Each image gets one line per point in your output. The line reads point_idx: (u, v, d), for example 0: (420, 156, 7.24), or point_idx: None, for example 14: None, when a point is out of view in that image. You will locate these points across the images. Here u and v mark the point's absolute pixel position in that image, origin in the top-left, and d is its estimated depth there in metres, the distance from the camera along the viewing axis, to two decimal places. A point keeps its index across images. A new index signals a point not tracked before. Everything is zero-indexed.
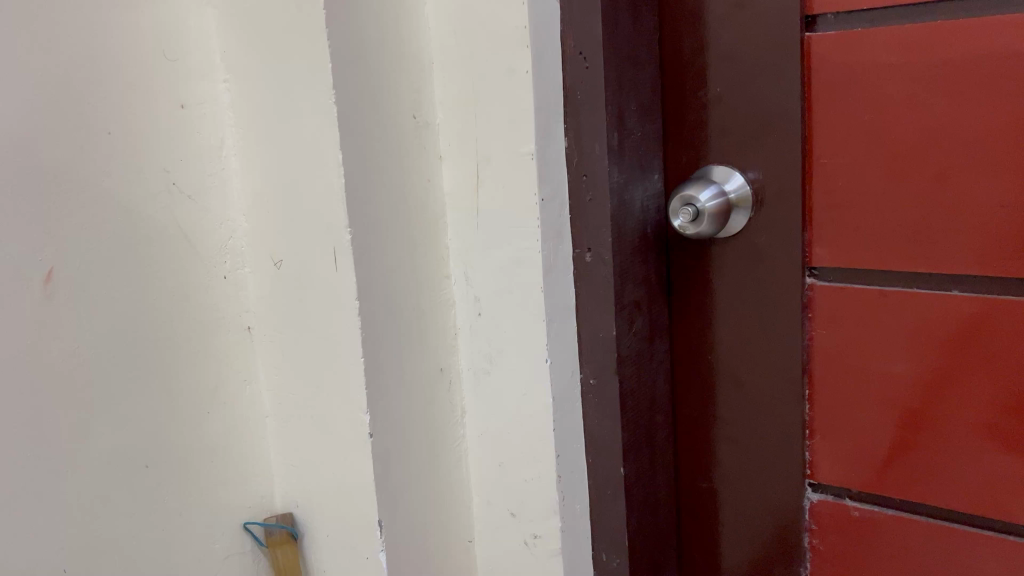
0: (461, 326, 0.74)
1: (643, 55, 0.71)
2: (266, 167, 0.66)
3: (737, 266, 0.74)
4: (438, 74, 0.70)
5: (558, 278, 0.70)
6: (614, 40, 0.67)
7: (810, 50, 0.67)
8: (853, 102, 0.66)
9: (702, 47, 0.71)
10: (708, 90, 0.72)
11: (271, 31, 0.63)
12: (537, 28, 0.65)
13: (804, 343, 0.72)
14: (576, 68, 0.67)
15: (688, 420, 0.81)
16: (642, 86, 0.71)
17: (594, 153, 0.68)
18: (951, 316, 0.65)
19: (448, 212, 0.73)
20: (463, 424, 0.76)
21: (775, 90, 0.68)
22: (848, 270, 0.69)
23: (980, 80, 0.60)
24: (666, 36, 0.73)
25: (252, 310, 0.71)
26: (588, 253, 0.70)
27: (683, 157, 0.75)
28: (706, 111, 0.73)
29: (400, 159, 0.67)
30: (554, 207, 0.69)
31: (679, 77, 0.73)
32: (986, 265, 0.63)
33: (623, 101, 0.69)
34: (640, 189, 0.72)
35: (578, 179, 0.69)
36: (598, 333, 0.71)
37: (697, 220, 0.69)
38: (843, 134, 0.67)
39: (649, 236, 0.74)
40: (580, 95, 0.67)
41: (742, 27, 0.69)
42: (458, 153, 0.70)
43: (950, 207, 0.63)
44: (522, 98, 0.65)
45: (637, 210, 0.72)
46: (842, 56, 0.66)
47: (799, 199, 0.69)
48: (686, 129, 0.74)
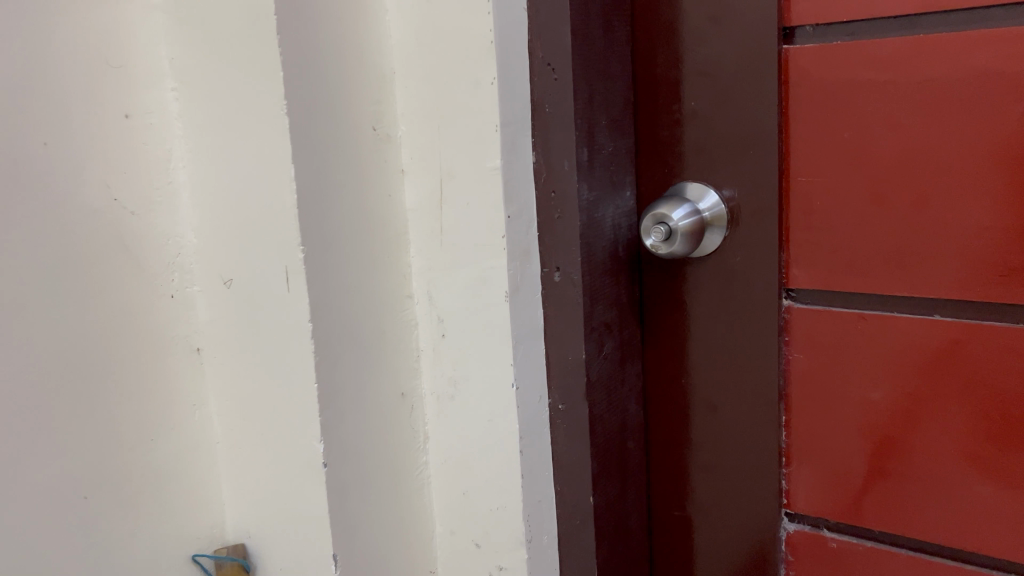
0: (425, 350, 0.71)
1: (615, 66, 0.68)
2: (217, 180, 0.63)
3: (713, 287, 0.71)
4: (399, 84, 0.66)
5: (525, 298, 0.67)
6: (584, 51, 0.64)
7: (788, 63, 0.64)
8: (831, 118, 0.63)
9: (677, 59, 0.69)
10: (683, 105, 0.69)
11: (223, 39, 0.59)
12: (504, 38, 0.62)
13: (781, 368, 0.69)
14: (545, 79, 0.64)
15: (661, 445, 0.78)
16: (614, 101, 0.68)
17: (564, 170, 0.65)
18: (932, 343, 0.62)
19: (410, 228, 0.69)
20: (425, 451, 0.73)
21: (750, 105, 0.66)
22: (826, 293, 0.67)
23: (961, 97, 0.57)
24: (639, 48, 0.70)
25: (202, 331, 0.67)
26: (557, 273, 0.67)
27: (657, 173, 0.72)
28: (680, 126, 0.70)
29: (358, 172, 0.63)
30: (523, 224, 0.66)
31: (653, 91, 0.70)
32: (970, 288, 0.60)
33: (594, 115, 0.66)
34: (611, 206, 0.69)
35: (546, 196, 0.66)
36: (566, 356, 0.69)
37: (670, 239, 0.66)
38: (822, 151, 0.64)
39: (621, 256, 0.71)
40: (549, 108, 0.65)
41: (718, 39, 0.66)
42: (420, 166, 0.67)
43: (932, 230, 0.61)
44: (489, 111, 0.62)
45: (609, 229, 0.69)
46: (821, 69, 0.63)
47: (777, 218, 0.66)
48: (659, 146, 0.71)
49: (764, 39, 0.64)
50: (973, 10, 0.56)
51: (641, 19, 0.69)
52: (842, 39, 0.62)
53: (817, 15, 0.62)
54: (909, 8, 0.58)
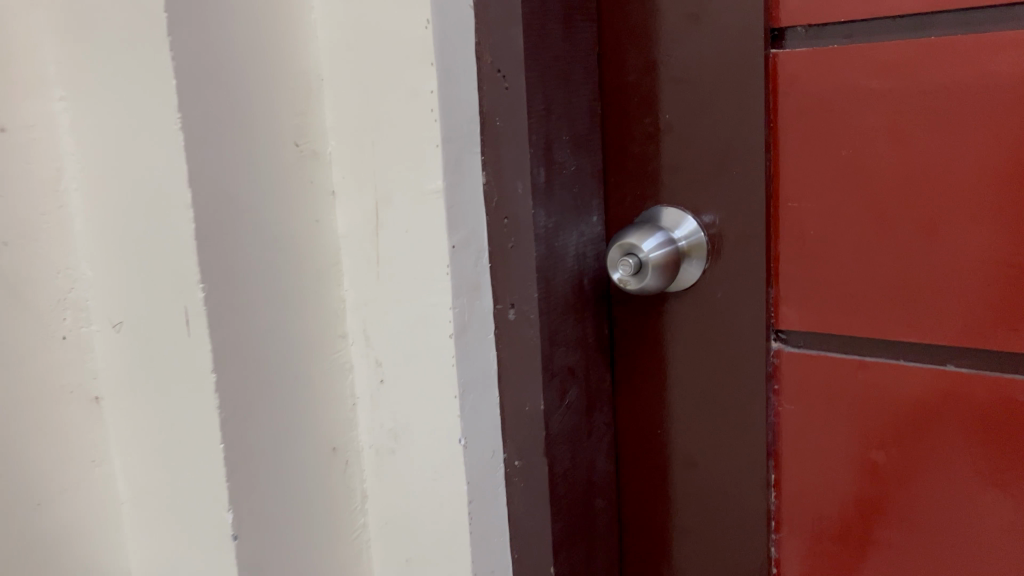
0: (361, 397, 0.62)
1: (579, 74, 0.59)
2: (112, 205, 0.54)
3: (693, 327, 0.62)
4: (329, 93, 0.57)
5: (474, 340, 0.58)
6: (541, 56, 0.55)
7: (777, 71, 0.55)
8: (826, 134, 0.54)
9: (650, 66, 0.60)
10: (656, 118, 0.60)
11: (112, 40, 0.51)
12: (445, 40, 0.53)
13: (770, 422, 0.60)
14: (496, 88, 0.56)
15: (635, 503, 0.69)
16: (577, 113, 0.59)
17: (517, 193, 0.56)
18: (946, 398, 0.53)
19: (343, 259, 0.60)
20: (363, 511, 0.64)
21: (733, 118, 0.57)
22: (821, 335, 0.58)
23: (979, 111, 0.49)
24: (607, 53, 0.61)
25: (101, 376, 0.59)
26: (511, 310, 0.59)
27: (628, 196, 0.63)
28: (654, 143, 0.61)
29: (275, 196, 0.55)
30: (472, 255, 0.57)
31: (623, 102, 0.62)
32: (988, 335, 0.51)
33: (553, 129, 0.57)
34: (574, 233, 0.60)
35: (498, 223, 0.58)
36: (523, 407, 0.60)
37: (640, 273, 0.57)
38: (816, 172, 0.55)
39: (587, 290, 0.62)
40: (500, 122, 0.56)
41: (696, 42, 0.57)
42: (353, 188, 0.58)
43: (943, 266, 0.52)
44: (428, 125, 0.54)
45: (572, 260, 0.60)
46: (815, 78, 0.54)
47: (765, 248, 0.58)
48: (630, 165, 0.62)
49: (749, 42, 0.55)
50: (995, 8, 0.48)
51: (609, 19, 0.61)
52: (840, 42, 0.53)
53: (811, 13, 0.53)
54: (919, 6, 0.50)
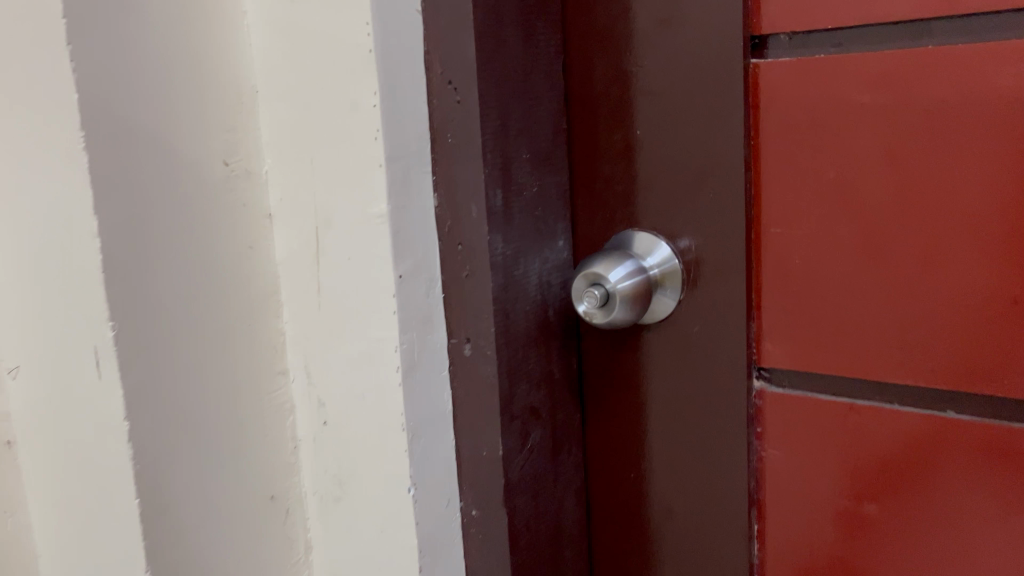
0: (304, 439, 0.56)
1: (541, 85, 0.54)
2: (18, 231, 0.49)
3: (668, 363, 0.56)
4: (264, 107, 0.52)
5: (426, 379, 0.52)
6: (497, 66, 0.50)
7: (758, 84, 0.50)
8: (812, 154, 0.49)
9: (620, 77, 0.54)
10: (627, 134, 0.55)
11: (13, 49, 0.45)
12: (388, 48, 0.48)
13: (752, 468, 0.55)
14: (447, 102, 0.50)
15: (607, 551, 0.63)
16: (539, 129, 0.54)
17: (472, 217, 0.51)
18: (947, 448, 0.48)
19: (282, 288, 0.54)
20: (307, 563, 0.58)
21: (709, 136, 0.51)
22: (808, 375, 0.52)
23: (980, 132, 0.44)
24: (573, 62, 0.56)
25: (15, 417, 0.54)
26: (467, 345, 0.53)
27: (597, 219, 0.57)
28: (625, 161, 0.56)
29: (200, 222, 0.49)
30: (422, 285, 0.52)
31: (590, 116, 0.56)
32: (991, 380, 0.46)
33: (511, 146, 0.52)
34: (537, 260, 0.55)
35: (452, 250, 0.52)
36: (480, 452, 0.54)
37: (607, 305, 0.52)
38: (801, 196, 0.50)
39: (552, 322, 0.57)
40: (452, 138, 0.50)
41: (669, 51, 0.52)
42: (291, 211, 0.53)
43: (942, 302, 0.46)
44: (370, 142, 0.48)
45: (535, 290, 0.55)
46: (799, 92, 0.49)
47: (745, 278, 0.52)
48: (599, 185, 0.57)
49: (726, 51, 0.50)
50: (1001, 14, 0.42)
51: (575, 26, 0.55)
52: (827, 51, 0.48)
53: (795, 20, 0.48)
54: (915, 12, 0.44)
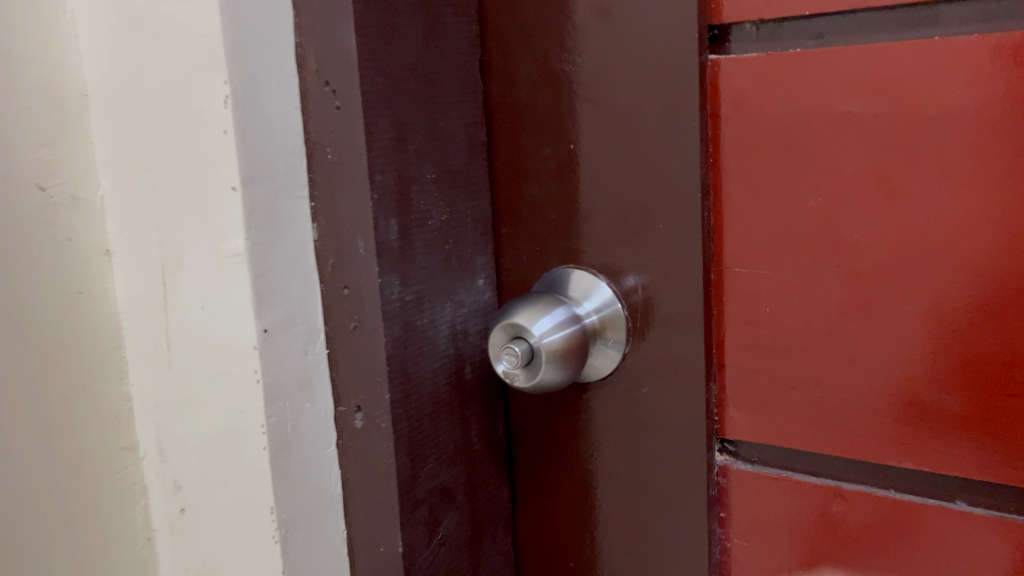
0: (159, 530, 0.46)
1: (450, 89, 0.44)
2: None
3: (612, 432, 0.46)
4: (98, 116, 0.42)
5: (305, 460, 0.42)
6: (389, 64, 0.39)
7: (717, 88, 0.40)
8: (786, 178, 0.39)
9: (547, 77, 0.44)
10: (557, 148, 0.44)
11: None
12: (243, 40, 0.37)
13: (715, 561, 0.45)
14: (324, 109, 0.40)
15: None
16: (448, 143, 0.43)
17: (359, 253, 0.40)
18: (956, 550, 0.38)
19: (127, 342, 0.44)
20: None
21: (656, 152, 0.41)
22: (782, 449, 0.42)
23: (1000, 149, 0.34)
24: (491, 59, 0.45)
25: None
26: (358, 415, 0.42)
27: (525, 253, 0.47)
28: (556, 182, 0.45)
29: (9, 265, 0.39)
30: (297, 341, 0.41)
31: (513, 125, 0.45)
32: (1010, 468, 0.36)
33: (411, 165, 0.41)
34: (447, 307, 0.44)
35: (336, 295, 0.41)
36: (377, 548, 0.43)
37: (533, 365, 0.41)
38: (772, 230, 0.40)
39: (469, 381, 0.46)
40: (331, 155, 0.40)
41: (606, 45, 0.41)
42: (134, 248, 0.42)
43: (949, 370, 0.36)
44: (220, 161, 0.38)
45: (445, 343, 0.44)
46: (769, 98, 0.39)
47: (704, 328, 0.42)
48: (525, 210, 0.46)
49: (675, 47, 0.39)
50: None
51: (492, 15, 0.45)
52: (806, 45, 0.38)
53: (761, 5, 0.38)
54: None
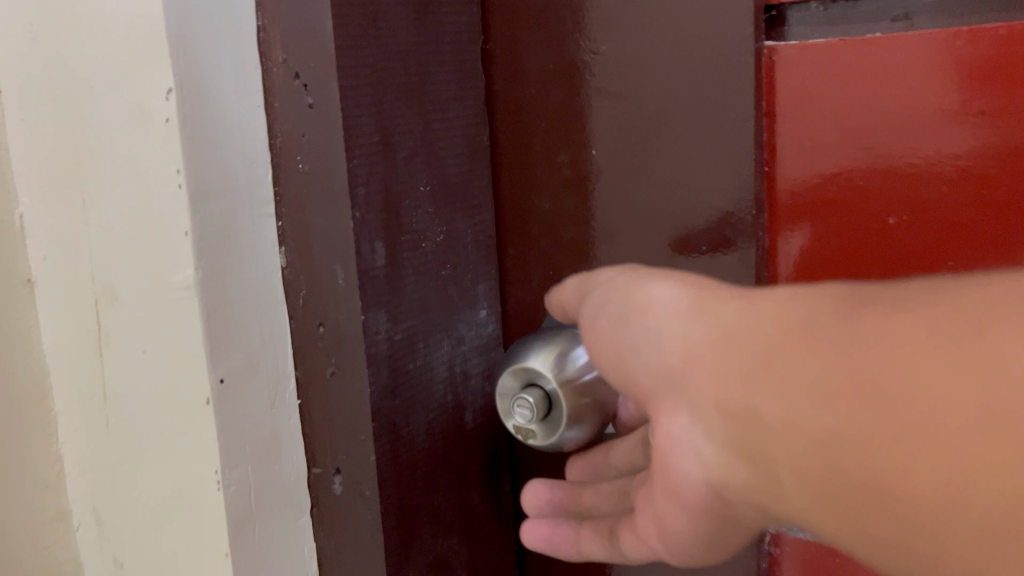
0: None
1: (450, 84, 0.36)
2: None
3: None
4: (15, 117, 0.34)
5: (272, 536, 0.34)
6: (374, 52, 0.32)
7: (774, 81, 0.33)
8: (852, 180, 0.33)
9: (563, 70, 0.36)
10: (573, 155, 0.37)
11: None
12: (190, 22, 0.30)
13: None
14: (293, 108, 0.32)
15: None
16: (445, 147, 0.36)
17: (337, 284, 0.33)
18: None
19: (55, 390, 0.36)
20: None
21: (696, 159, 0.34)
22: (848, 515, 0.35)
23: None
24: (493, 47, 0.38)
25: None
26: (338, 479, 0.35)
27: (535, 279, 0.39)
28: (571, 196, 0.37)
29: None
30: (262, 391, 0.33)
31: (519, 126, 0.38)
32: None
33: (402, 175, 0.34)
34: (446, 345, 0.36)
35: (309, 334, 0.34)
36: None
37: (550, 420, 0.34)
38: (834, 240, 0.34)
39: (471, 432, 0.38)
40: (303, 166, 0.33)
41: (637, 28, 0.34)
42: (62, 278, 0.35)
43: None
44: (164, 172, 0.30)
45: (442, 389, 0.36)
46: (837, 90, 0.32)
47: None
48: (535, 227, 0.39)
49: (723, 31, 0.33)
50: None
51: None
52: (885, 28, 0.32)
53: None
54: None
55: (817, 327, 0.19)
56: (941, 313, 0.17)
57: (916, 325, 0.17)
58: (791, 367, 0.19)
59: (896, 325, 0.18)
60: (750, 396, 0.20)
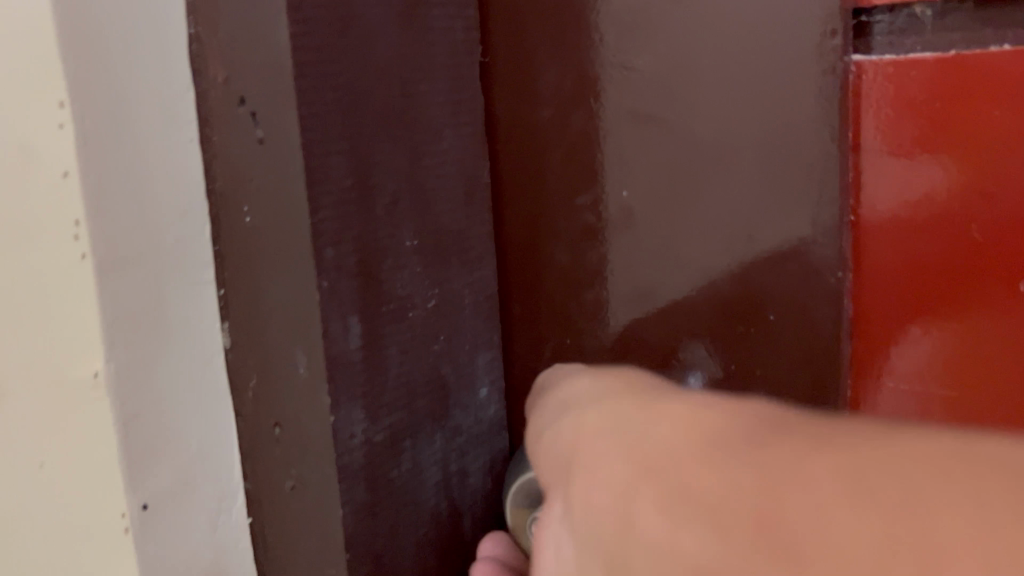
0: None
1: (445, 109, 0.28)
2: None
3: None
4: None
5: None
6: (347, 72, 0.24)
7: (860, 109, 0.27)
8: (946, 235, 0.26)
9: (585, 89, 0.29)
10: (599, 194, 0.30)
11: None
12: (95, 33, 0.22)
13: None
14: (239, 144, 0.24)
15: None
16: (438, 189, 0.28)
17: (299, 375, 0.25)
18: None
19: None
20: None
21: (762, 201, 0.28)
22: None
23: None
24: (495, 58, 0.30)
25: None
26: None
27: (550, 347, 0.32)
28: (594, 246, 0.30)
29: None
30: (199, 513, 0.26)
31: (529, 160, 0.31)
32: None
33: (384, 229, 0.26)
34: (441, 440, 0.28)
35: (262, 435, 0.26)
36: None
37: None
38: (920, 307, 0.27)
39: (471, 541, 0.30)
40: (253, 220, 0.25)
41: (687, 40, 0.27)
42: None
43: None
44: (60, 236, 0.22)
45: (435, 494, 0.28)
46: (936, 121, 0.26)
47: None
48: (549, 281, 0.31)
49: (795, 49, 0.26)
50: None
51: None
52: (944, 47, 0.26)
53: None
54: None
55: (736, 447, 0.12)
56: (856, 443, 0.11)
57: (834, 466, 0.11)
58: (672, 480, 0.12)
59: (820, 465, 0.11)
60: (625, 505, 0.13)
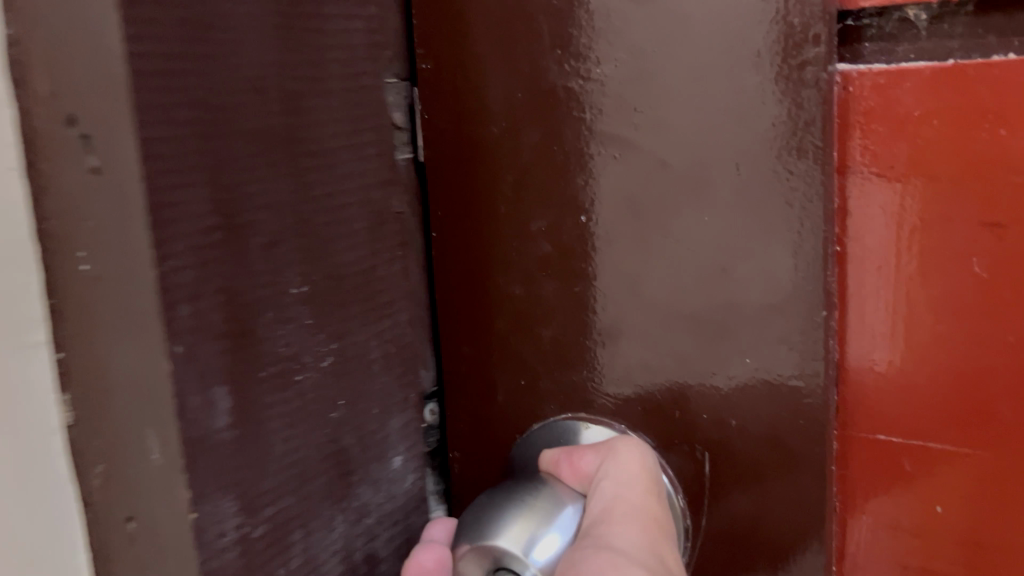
0: None
1: (344, 127, 0.23)
2: None
3: None
4: None
5: None
6: (206, 83, 0.19)
7: (847, 116, 0.24)
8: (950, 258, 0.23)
9: (535, 101, 0.25)
10: (556, 219, 0.26)
11: None
12: None
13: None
14: (70, 173, 0.19)
15: None
16: (331, 226, 0.23)
17: (150, 461, 0.20)
18: None
19: None
20: None
21: (741, 229, 0.24)
22: None
23: None
24: (432, 68, 0.26)
25: None
26: None
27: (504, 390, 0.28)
28: (550, 277, 0.26)
29: None
30: None
31: (478, 178, 0.26)
32: None
33: (264, 275, 0.21)
34: (343, 524, 0.24)
35: (112, 529, 0.21)
36: None
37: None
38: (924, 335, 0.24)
39: None
40: (90, 267, 0.20)
41: (654, 38, 0.23)
42: None
43: None
44: None
45: None
46: (933, 139, 0.23)
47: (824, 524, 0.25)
48: (501, 318, 0.27)
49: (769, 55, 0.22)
50: None
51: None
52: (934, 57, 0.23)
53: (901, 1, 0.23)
54: None
55: None
56: None
57: None
58: None
59: None
60: None
